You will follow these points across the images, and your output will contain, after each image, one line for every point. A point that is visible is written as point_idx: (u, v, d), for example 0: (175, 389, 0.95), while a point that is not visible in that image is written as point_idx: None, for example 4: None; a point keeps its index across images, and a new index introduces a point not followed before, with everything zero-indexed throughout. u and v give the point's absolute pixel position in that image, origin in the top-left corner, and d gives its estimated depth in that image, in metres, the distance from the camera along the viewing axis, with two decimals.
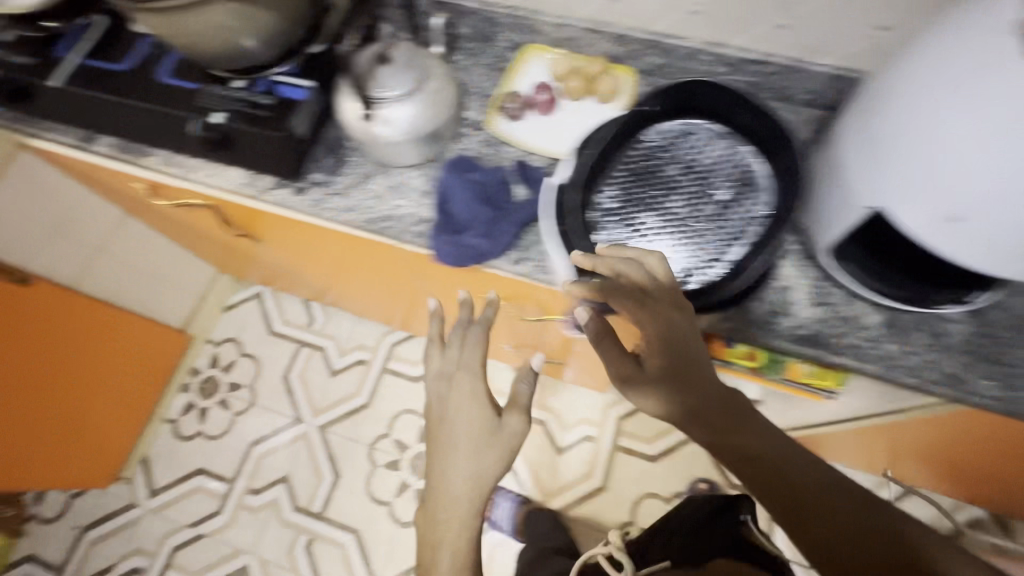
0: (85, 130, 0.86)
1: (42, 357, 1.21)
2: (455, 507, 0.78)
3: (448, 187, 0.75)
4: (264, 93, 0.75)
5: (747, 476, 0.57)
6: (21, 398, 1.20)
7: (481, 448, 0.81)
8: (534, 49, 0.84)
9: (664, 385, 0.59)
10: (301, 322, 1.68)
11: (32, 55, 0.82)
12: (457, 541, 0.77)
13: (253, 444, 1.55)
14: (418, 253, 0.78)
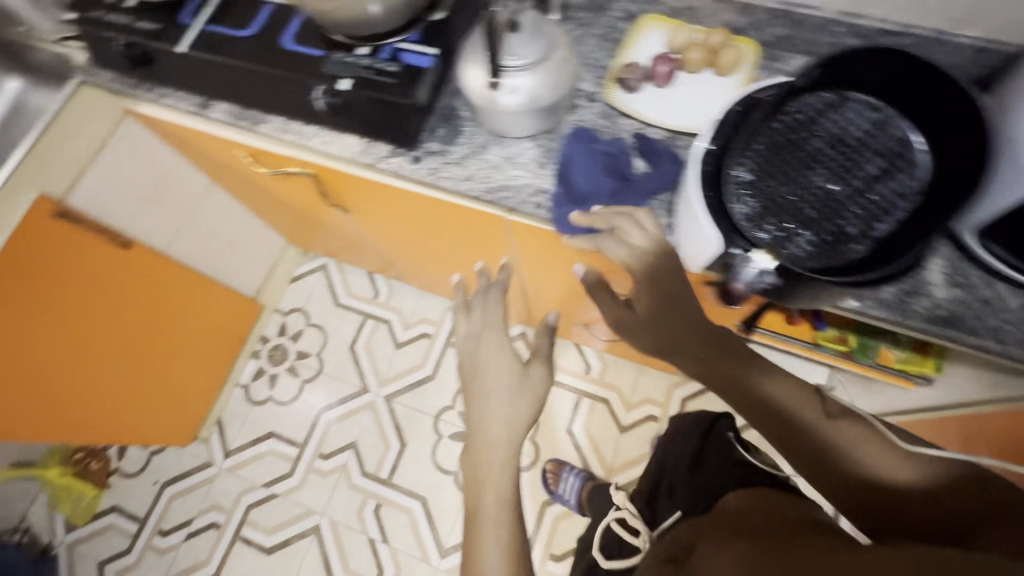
0: (202, 96, 0.88)
1: (138, 321, 1.24)
2: (494, 454, 0.77)
3: (573, 158, 0.76)
4: (389, 60, 0.76)
5: (741, 413, 0.70)
6: (121, 360, 1.24)
7: (510, 397, 0.81)
8: (654, 19, 0.83)
9: (655, 326, 0.73)
10: (366, 294, 1.71)
11: (157, 20, 0.84)
12: (499, 489, 0.75)
13: (322, 411, 1.60)
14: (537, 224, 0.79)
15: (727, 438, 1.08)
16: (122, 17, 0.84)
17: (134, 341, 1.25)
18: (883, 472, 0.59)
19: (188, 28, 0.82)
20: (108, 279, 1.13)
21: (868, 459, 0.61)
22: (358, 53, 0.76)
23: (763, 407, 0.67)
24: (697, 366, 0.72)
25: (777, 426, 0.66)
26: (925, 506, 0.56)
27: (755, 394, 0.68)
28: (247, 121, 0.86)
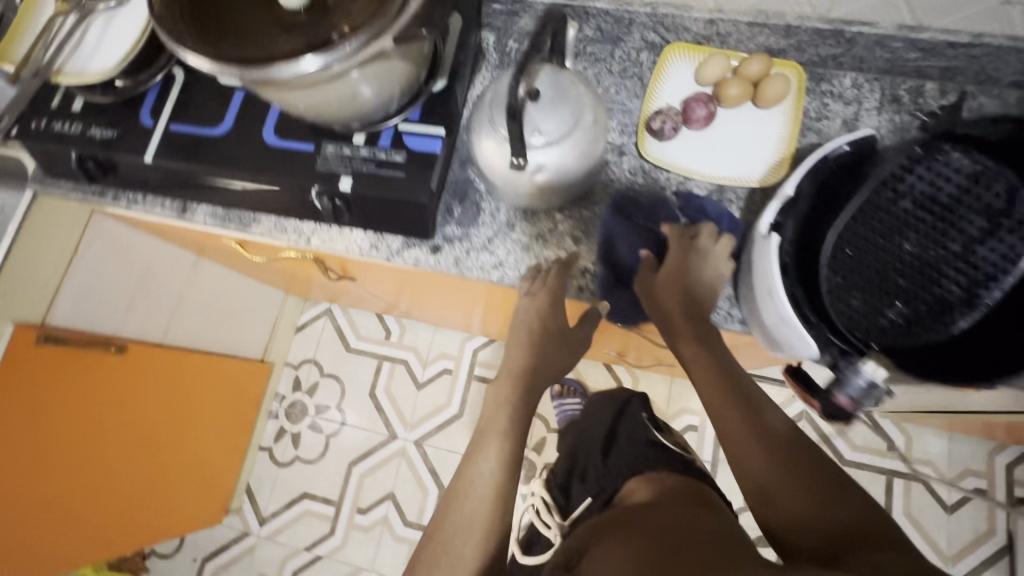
0: (178, 200, 0.78)
1: (148, 419, 1.16)
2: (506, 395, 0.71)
3: (612, 234, 0.68)
4: (391, 148, 0.65)
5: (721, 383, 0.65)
6: (138, 462, 1.16)
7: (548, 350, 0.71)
8: (680, 47, 0.73)
9: (682, 312, 0.65)
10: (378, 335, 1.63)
11: (111, 125, 0.72)
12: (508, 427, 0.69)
13: (352, 463, 1.55)
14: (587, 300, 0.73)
15: (641, 419, 1.11)
16: (70, 125, 0.73)
17: (147, 440, 1.17)
18: (786, 470, 0.58)
19: (150, 131, 0.71)
20: (111, 388, 1.04)
21: (780, 456, 0.59)
22: (355, 142, 0.66)
23: (720, 399, 0.64)
24: (697, 347, 0.64)
25: (729, 418, 0.63)
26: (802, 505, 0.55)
27: (721, 380, 0.64)
28: (234, 223, 0.77)
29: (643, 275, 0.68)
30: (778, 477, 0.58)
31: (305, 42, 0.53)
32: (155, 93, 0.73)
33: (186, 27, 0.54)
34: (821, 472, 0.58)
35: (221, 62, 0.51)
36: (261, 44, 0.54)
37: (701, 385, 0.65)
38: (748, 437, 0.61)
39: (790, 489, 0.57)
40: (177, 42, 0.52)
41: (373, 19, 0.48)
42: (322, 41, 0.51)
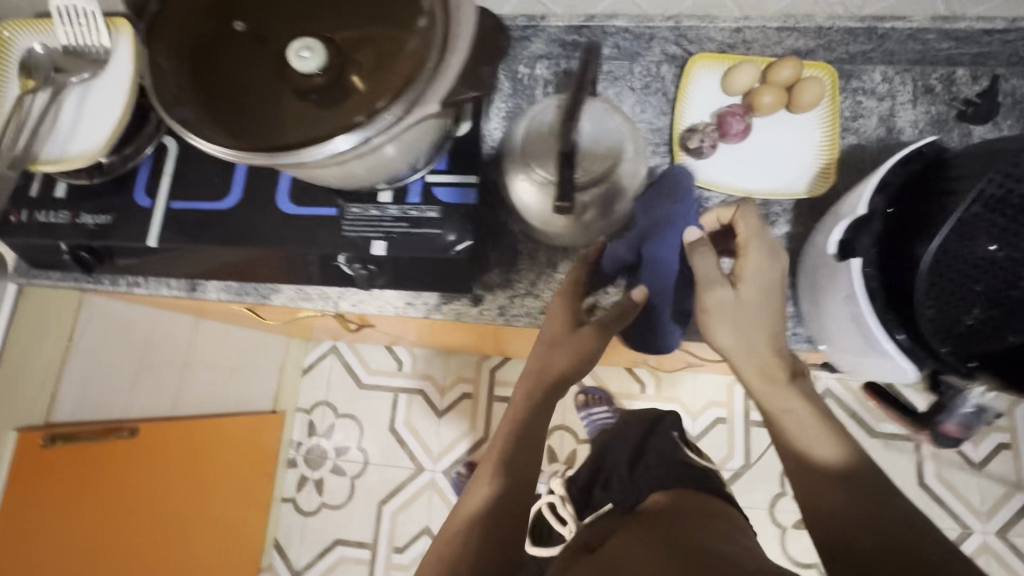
0: (186, 278, 0.72)
1: (170, 498, 1.09)
2: (522, 404, 0.66)
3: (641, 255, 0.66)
4: (423, 204, 0.61)
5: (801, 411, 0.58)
6: (166, 545, 1.10)
7: (558, 353, 0.64)
8: (704, 56, 0.70)
9: (749, 320, 0.59)
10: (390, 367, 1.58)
11: (103, 210, 0.65)
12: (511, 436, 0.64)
13: (382, 502, 1.50)
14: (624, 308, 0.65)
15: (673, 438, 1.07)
16: (57, 214, 0.66)
17: (172, 520, 1.10)
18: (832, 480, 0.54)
19: (148, 213, 0.64)
20: (141, 467, 1.00)
21: (824, 466, 0.55)
22: (381, 203, 0.61)
23: (779, 409, 0.59)
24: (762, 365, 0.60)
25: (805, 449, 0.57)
26: (837, 517, 0.51)
27: (785, 391, 0.59)
28: (252, 295, 0.72)
29: (710, 291, 0.60)
30: (837, 492, 0.52)
31: (326, 118, 0.49)
32: (147, 168, 0.66)
33: (185, 101, 0.49)
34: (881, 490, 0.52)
35: (243, 148, 0.46)
36: (275, 117, 0.49)
37: (755, 385, 0.60)
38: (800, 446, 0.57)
39: (835, 497, 0.52)
40: (183, 120, 0.47)
41: (415, 76, 0.45)
42: (356, 111, 0.47)
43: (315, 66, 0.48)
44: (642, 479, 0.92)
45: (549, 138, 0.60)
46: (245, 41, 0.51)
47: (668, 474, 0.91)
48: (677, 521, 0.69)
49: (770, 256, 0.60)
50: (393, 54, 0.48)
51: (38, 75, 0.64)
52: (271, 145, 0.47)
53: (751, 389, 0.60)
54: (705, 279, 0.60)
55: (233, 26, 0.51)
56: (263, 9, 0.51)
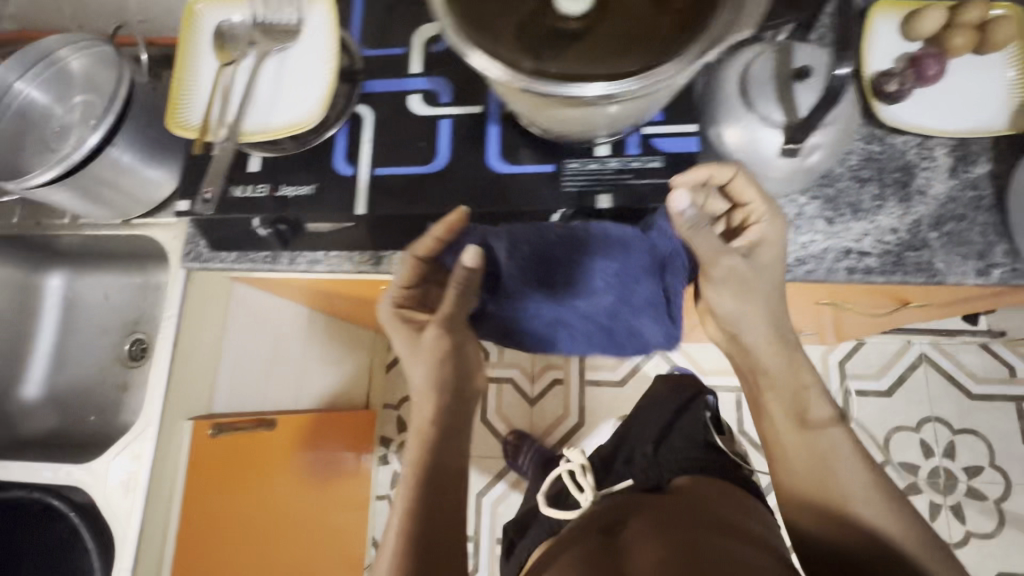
0: (369, 249, 0.69)
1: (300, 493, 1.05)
2: (424, 424, 0.65)
3: (536, 258, 0.61)
4: (645, 154, 0.61)
5: (817, 430, 0.65)
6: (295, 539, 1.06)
7: (426, 364, 0.65)
8: (884, 5, 0.71)
9: (756, 283, 0.63)
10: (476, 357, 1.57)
11: (304, 178, 0.64)
12: (433, 445, 0.64)
13: (481, 494, 1.47)
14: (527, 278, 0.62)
15: (705, 419, 0.98)
16: (254, 188, 0.64)
17: (299, 515, 1.06)
18: (834, 486, 0.61)
19: (355, 181, 0.63)
20: (283, 460, 0.97)
21: (838, 479, 0.61)
22: (600, 156, 0.61)
23: (799, 383, 0.67)
24: (777, 360, 0.66)
25: (814, 468, 0.63)
26: (825, 528, 0.61)
27: (802, 377, 0.67)
28: None
29: (724, 259, 0.62)
30: (833, 510, 0.61)
31: (586, 56, 0.49)
32: (344, 136, 0.65)
33: (458, 21, 0.48)
34: (896, 520, 0.59)
35: (520, 70, 0.48)
36: (536, 52, 0.50)
37: (753, 340, 0.67)
38: (810, 451, 0.64)
39: (834, 519, 0.61)
40: (464, 30, 0.48)
41: (708, 26, 0.48)
42: (631, 64, 0.49)
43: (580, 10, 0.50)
44: (667, 458, 0.89)
45: (774, 85, 0.58)
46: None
47: (679, 449, 0.90)
48: (700, 495, 0.76)
49: (773, 219, 0.62)
50: (663, 11, 0.51)
51: (232, 49, 0.64)
52: (537, 74, 0.48)
53: (751, 350, 0.68)
54: (711, 254, 0.62)
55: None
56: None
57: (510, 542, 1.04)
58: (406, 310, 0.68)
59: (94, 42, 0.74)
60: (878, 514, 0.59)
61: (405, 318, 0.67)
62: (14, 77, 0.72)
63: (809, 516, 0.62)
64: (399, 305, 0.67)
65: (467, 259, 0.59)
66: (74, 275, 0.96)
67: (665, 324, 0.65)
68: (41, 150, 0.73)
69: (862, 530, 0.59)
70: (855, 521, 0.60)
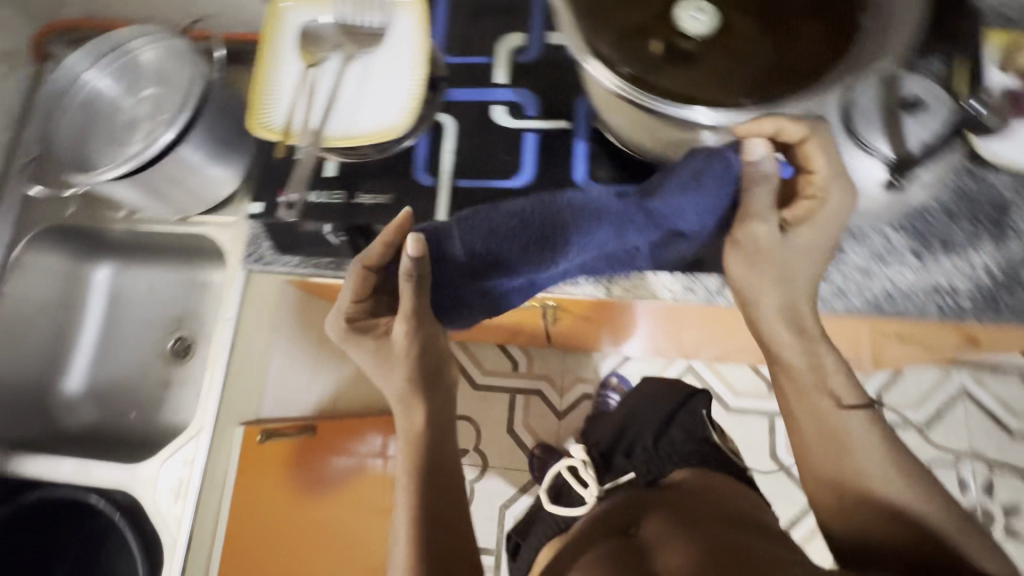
0: None
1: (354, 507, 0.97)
2: (414, 431, 0.57)
3: (490, 253, 0.54)
4: None
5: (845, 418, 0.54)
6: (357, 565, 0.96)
7: (392, 370, 0.56)
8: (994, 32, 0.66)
9: (795, 267, 0.53)
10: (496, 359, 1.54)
11: (382, 187, 0.63)
12: (424, 443, 0.57)
13: (504, 509, 1.43)
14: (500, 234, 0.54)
15: (701, 414, 0.87)
16: (330, 194, 0.63)
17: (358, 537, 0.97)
18: (869, 482, 0.52)
19: (435, 190, 0.62)
20: (324, 470, 0.91)
21: (873, 475, 0.52)
22: None
23: (807, 366, 0.55)
24: (798, 346, 0.55)
25: (843, 463, 0.53)
26: (853, 526, 0.52)
27: (817, 348, 0.55)
28: None
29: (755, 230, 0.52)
30: (872, 510, 0.51)
31: (697, 81, 0.48)
32: (425, 144, 0.63)
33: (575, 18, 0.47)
34: (940, 509, 0.50)
35: (631, 83, 0.46)
36: (643, 66, 0.48)
37: (763, 315, 0.55)
38: (839, 446, 0.53)
39: (874, 524, 0.51)
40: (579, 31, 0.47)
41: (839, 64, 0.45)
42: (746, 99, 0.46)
43: (704, 30, 0.49)
44: (667, 453, 0.83)
45: (880, 115, 0.56)
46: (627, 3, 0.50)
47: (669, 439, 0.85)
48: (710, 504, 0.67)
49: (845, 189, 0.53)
50: (786, 50, 0.49)
51: (317, 49, 0.63)
52: (641, 85, 0.47)
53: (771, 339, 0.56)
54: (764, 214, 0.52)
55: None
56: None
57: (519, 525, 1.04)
58: (364, 318, 0.58)
59: (167, 36, 0.72)
60: (919, 504, 0.51)
61: (360, 328, 0.57)
62: (84, 67, 0.72)
63: (829, 511, 0.54)
64: (351, 319, 0.57)
65: (412, 248, 0.51)
66: (120, 268, 0.94)
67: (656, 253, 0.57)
68: (108, 143, 0.72)
69: (886, 513, 0.51)
70: (893, 519, 0.50)
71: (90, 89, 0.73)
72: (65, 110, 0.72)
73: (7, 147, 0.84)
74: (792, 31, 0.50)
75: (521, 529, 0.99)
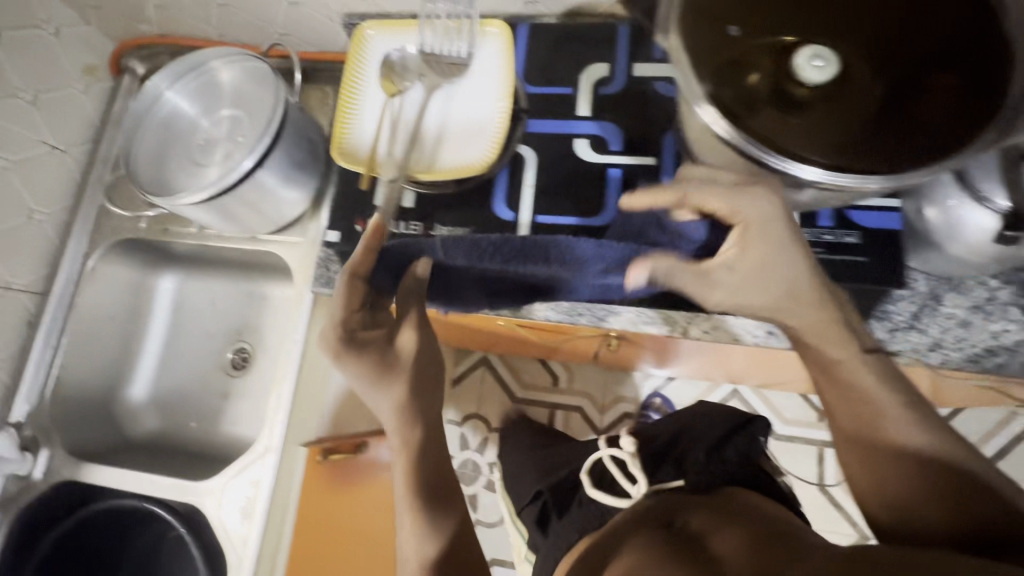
0: None
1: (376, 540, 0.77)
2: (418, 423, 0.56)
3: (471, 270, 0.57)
4: (840, 227, 0.57)
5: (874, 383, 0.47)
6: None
7: (391, 386, 0.55)
8: None
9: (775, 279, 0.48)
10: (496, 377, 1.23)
11: (461, 221, 0.61)
12: (418, 452, 0.55)
13: None
14: (483, 257, 0.55)
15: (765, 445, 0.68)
16: (408, 226, 0.61)
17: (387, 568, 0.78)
18: (897, 436, 0.45)
19: (517, 226, 0.60)
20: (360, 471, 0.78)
21: (901, 440, 0.45)
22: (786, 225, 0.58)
23: (837, 351, 0.48)
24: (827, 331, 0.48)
25: (878, 422, 0.46)
26: (892, 499, 0.45)
27: (841, 339, 0.48)
28: (586, 317, 0.66)
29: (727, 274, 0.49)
30: (908, 476, 0.44)
31: (810, 132, 0.46)
32: (505, 177, 0.62)
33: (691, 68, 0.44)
34: (950, 446, 0.45)
35: (743, 129, 0.44)
36: (760, 118, 0.45)
37: (797, 329, 0.50)
38: (857, 410, 0.47)
39: (909, 489, 0.44)
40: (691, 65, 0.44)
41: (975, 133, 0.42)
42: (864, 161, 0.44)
43: (824, 78, 0.45)
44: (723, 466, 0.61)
45: (1000, 165, 0.49)
46: (741, 46, 0.47)
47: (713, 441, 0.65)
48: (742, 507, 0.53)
49: (754, 199, 0.45)
50: (902, 110, 0.46)
51: (400, 78, 0.61)
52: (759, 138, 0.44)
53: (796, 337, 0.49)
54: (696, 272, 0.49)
55: (728, 30, 0.48)
56: (764, 14, 0.49)
57: (544, 511, 0.67)
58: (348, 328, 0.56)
59: (248, 57, 0.72)
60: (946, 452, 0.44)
61: (360, 340, 0.55)
62: (165, 86, 0.73)
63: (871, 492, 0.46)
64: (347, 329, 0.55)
65: (418, 269, 0.57)
66: (183, 279, 0.95)
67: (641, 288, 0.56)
68: (187, 162, 0.72)
69: (920, 473, 0.44)
70: (931, 479, 0.44)
71: (170, 109, 0.74)
72: (145, 129, 0.72)
73: (84, 160, 0.87)
74: (908, 87, 0.47)
75: (557, 495, 0.67)
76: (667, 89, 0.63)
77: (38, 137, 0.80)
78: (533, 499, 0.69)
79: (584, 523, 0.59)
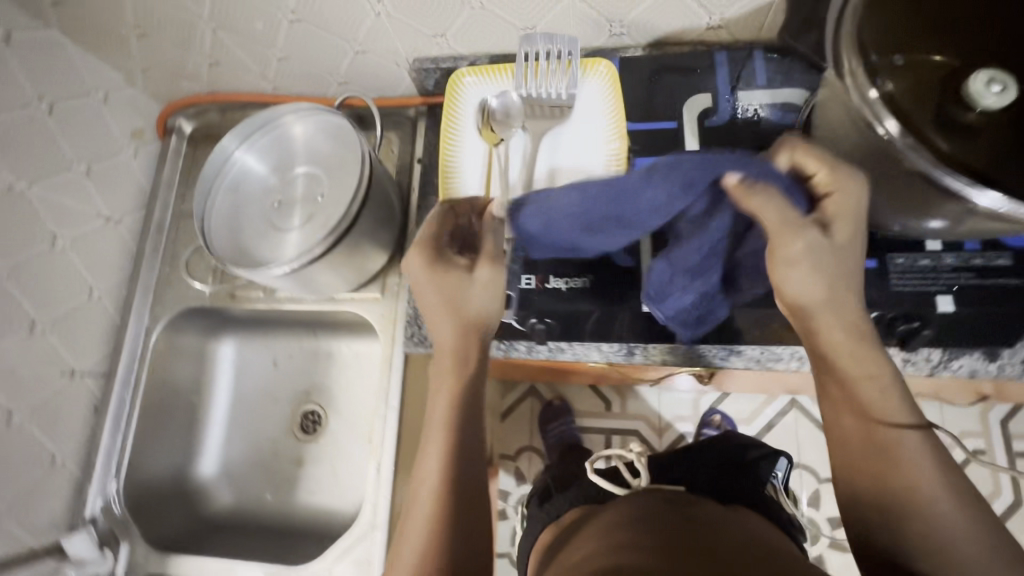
0: (624, 341, 0.60)
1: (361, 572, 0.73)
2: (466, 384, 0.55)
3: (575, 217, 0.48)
4: (991, 250, 0.54)
5: (900, 418, 0.49)
6: None
7: (460, 313, 0.55)
8: None
9: (839, 267, 0.49)
10: (542, 398, 1.10)
11: (581, 272, 0.62)
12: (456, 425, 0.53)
13: None
14: (582, 196, 0.46)
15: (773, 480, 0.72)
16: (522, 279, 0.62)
17: None
18: (897, 466, 0.47)
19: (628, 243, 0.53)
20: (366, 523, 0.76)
21: (899, 471, 0.47)
22: (931, 251, 0.55)
23: (861, 373, 0.50)
24: (868, 361, 0.50)
25: (885, 446, 0.48)
26: (860, 502, 0.49)
27: (878, 363, 0.50)
28: (709, 357, 0.60)
29: (803, 238, 0.46)
30: (883, 493, 0.47)
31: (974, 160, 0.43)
32: None
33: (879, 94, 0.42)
34: (954, 504, 0.46)
35: (918, 145, 0.41)
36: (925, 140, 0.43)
37: (833, 344, 0.51)
38: (868, 421, 0.50)
39: (879, 504, 0.47)
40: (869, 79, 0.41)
41: None
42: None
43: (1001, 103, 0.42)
44: (733, 481, 0.65)
45: None
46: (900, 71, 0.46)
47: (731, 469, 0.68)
48: (743, 530, 0.55)
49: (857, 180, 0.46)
50: None
51: (501, 128, 0.61)
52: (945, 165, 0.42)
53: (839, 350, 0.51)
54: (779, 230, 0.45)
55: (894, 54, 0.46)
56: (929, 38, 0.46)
57: (545, 490, 0.76)
58: (437, 245, 0.56)
59: (321, 110, 0.68)
60: (944, 507, 0.45)
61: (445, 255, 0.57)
62: (235, 146, 0.69)
63: (845, 500, 0.50)
64: (433, 247, 0.56)
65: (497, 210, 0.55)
66: (243, 344, 0.88)
67: (702, 273, 0.51)
68: (264, 226, 0.68)
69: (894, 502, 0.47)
70: (908, 511, 0.46)
71: (240, 171, 0.70)
72: (215, 195, 0.69)
73: (137, 231, 0.82)
74: None
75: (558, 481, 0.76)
76: (776, 114, 0.61)
77: (93, 211, 0.76)
78: (538, 485, 0.79)
79: (578, 496, 0.69)
